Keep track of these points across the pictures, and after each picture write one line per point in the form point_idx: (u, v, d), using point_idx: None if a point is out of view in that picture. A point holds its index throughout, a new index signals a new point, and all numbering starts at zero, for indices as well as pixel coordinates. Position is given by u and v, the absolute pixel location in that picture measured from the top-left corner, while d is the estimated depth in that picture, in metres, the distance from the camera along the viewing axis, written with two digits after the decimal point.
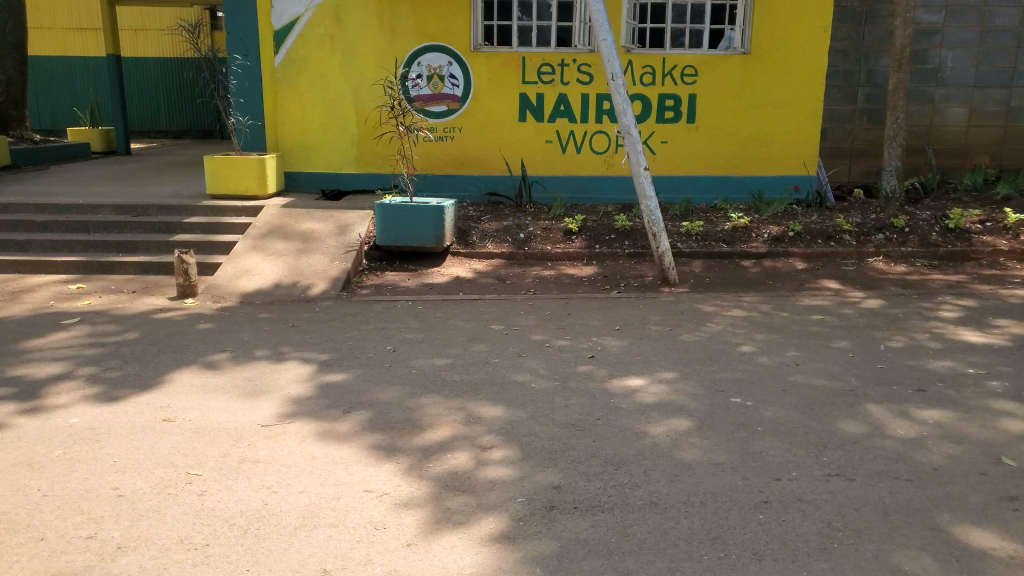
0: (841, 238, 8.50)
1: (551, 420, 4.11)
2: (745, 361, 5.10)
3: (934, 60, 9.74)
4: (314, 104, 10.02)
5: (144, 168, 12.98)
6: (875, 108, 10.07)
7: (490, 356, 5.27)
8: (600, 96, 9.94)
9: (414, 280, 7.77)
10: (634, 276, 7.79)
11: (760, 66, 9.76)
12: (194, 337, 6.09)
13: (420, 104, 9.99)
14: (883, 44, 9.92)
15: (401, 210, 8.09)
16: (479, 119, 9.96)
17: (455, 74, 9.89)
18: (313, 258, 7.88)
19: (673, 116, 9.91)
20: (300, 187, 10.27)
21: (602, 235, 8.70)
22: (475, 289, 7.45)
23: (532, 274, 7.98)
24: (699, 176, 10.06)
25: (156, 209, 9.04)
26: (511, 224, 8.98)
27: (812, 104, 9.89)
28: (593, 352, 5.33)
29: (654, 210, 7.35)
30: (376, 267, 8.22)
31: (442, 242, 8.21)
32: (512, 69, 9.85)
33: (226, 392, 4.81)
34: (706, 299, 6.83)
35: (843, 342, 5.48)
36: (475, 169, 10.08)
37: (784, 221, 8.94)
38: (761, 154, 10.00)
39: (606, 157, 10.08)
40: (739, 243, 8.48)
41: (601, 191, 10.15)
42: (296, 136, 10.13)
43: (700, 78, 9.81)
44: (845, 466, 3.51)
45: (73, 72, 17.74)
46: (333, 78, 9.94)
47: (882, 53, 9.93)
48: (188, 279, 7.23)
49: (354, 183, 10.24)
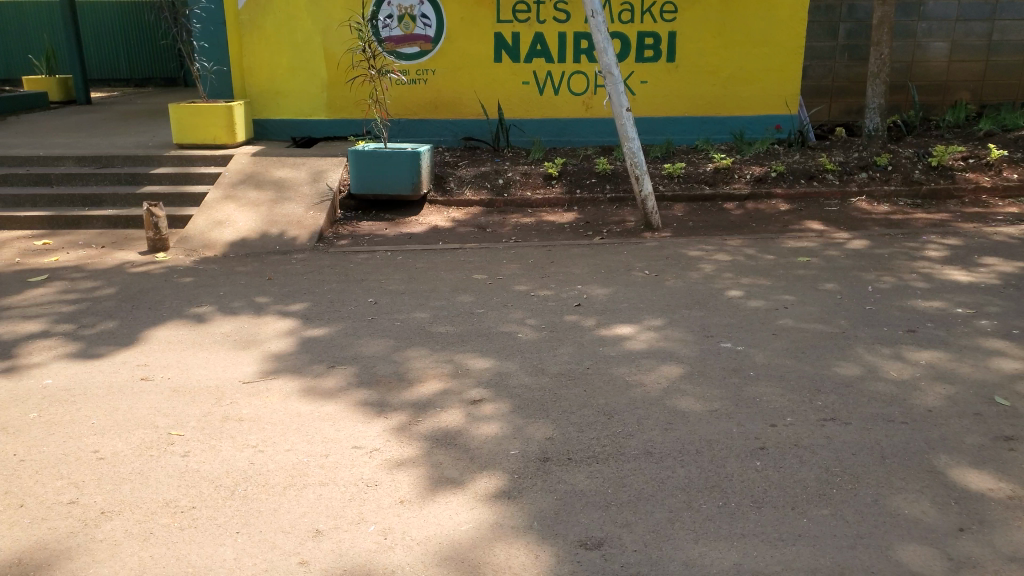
0: (823, 178, 8.41)
1: (540, 370, 4.04)
2: (734, 306, 5.05)
3: None
4: (281, 47, 9.61)
5: (106, 118, 12.47)
6: (857, 43, 9.90)
7: (475, 307, 5.17)
8: (577, 34, 9.65)
9: (392, 230, 7.60)
10: (615, 221, 7.68)
11: (741, 2, 9.52)
12: (167, 290, 5.87)
13: (391, 46, 9.62)
14: None
15: (377, 157, 7.86)
16: (454, 61, 9.63)
17: (427, 14, 9.52)
18: (287, 208, 7.62)
19: (652, 55, 9.65)
20: (270, 135, 9.91)
21: (582, 179, 8.54)
22: (453, 239, 7.25)
23: (511, 222, 7.81)
24: (680, 117, 9.84)
25: (121, 159, 8.66)
26: (489, 169, 8.78)
27: (795, 41, 9.66)
28: (579, 300, 5.25)
29: (637, 152, 7.19)
30: (352, 217, 7.99)
31: (419, 190, 7.99)
32: (486, 7, 9.49)
33: (205, 347, 4.64)
34: (690, 243, 6.75)
35: (830, 285, 5.45)
36: (450, 114, 9.79)
37: (767, 161, 8.81)
38: (742, 93, 9.80)
39: (585, 98, 9.82)
40: (721, 185, 8.37)
41: (580, 134, 9.90)
42: (263, 82, 9.74)
43: (679, 15, 9.55)
44: (839, 411, 3.49)
45: (25, 18, 16.85)
46: (299, 19, 9.51)
47: None
48: (159, 232, 6.88)
49: (326, 130, 9.89)
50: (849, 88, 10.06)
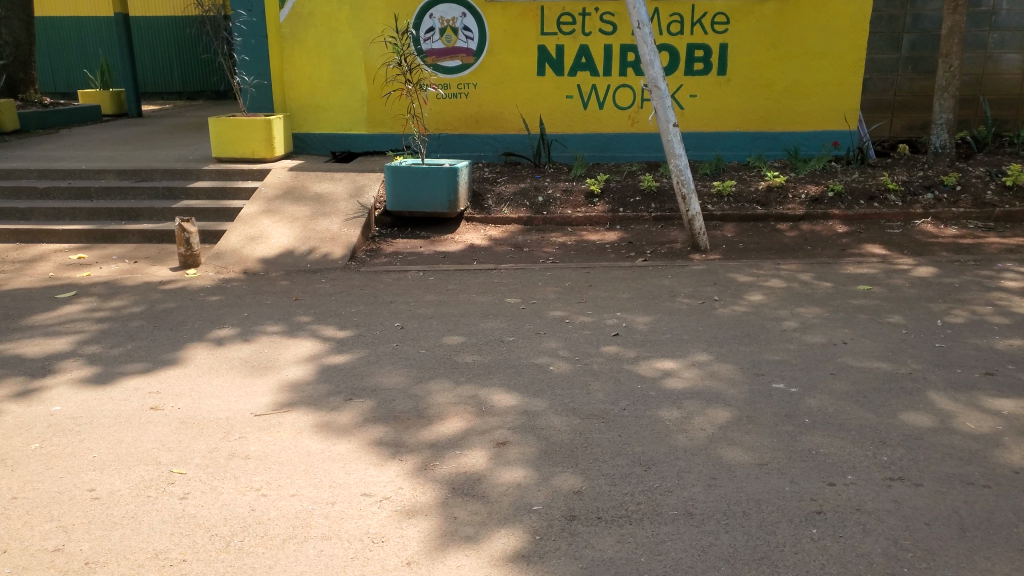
0: (885, 199, 7.90)
1: (572, 410, 3.71)
2: (787, 341, 4.62)
3: (988, 2, 8.97)
4: (322, 60, 9.51)
5: (152, 131, 12.58)
6: (922, 55, 9.27)
7: (505, 335, 4.85)
8: (623, 47, 9.31)
9: (428, 248, 7.35)
10: (661, 242, 7.29)
11: (797, 12, 9.07)
12: (190, 306, 5.59)
13: (432, 59, 9.43)
14: None
15: (413, 173, 7.64)
16: (495, 74, 9.39)
17: (469, 27, 9.31)
18: (322, 224, 7.37)
19: (702, 68, 9.27)
20: (311, 149, 9.80)
21: (626, 197, 8.19)
22: (488, 259, 6.96)
23: (551, 241, 7.49)
24: (731, 132, 9.41)
25: (161, 174, 8.63)
26: (529, 186, 8.49)
27: (854, 53, 9.17)
28: (618, 329, 4.89)
29: (684, 170, 6.80)
30: (388, 234, 7.78)
31: (456, 208, 7.76)
32: (530, 20, 9.24)
33: (220, 373, 4.39)
34: (740, 268, 6.32)
35: (895, 318, 5.00)
36: (491, 128, 9.55)
37: (823, 180, 8.32)
38: (797, 107, 9.34)
39: (630, 113, 9.47)
40: (774, 205, 7.91)
41: (624, 150, 9.55)
42: (304, 95, 9.65)
43: (731, 27, 9.14)
44: (909, 469, 3.07)
45: (85, 32, 17.28)
46: (340, 32, 9.40)
47: None
48: (190, 249, 6.74)
49: (366, 144, 9.75)
50: (913, 103, 9.46)
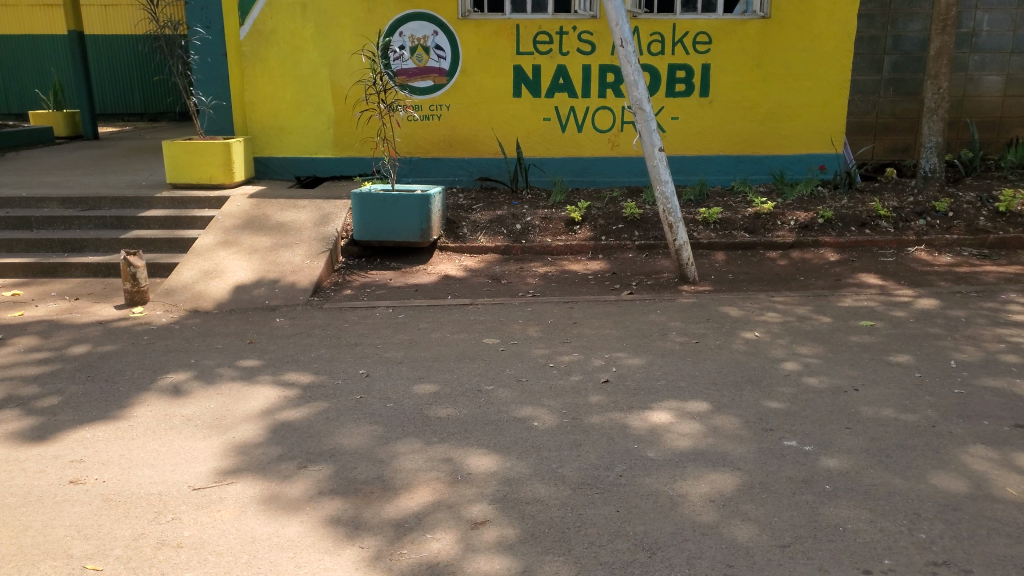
0: (877, 225, 7.61)
1: (559, 479, 3.25)
2: (792, 387, 4.21)
3: (969, 23, 8.79)
4: (286, 80, 9.06)
5: (109, 155, 12.00)
6: (903, 77, 9.15)
7: (484, 383, 4.37)
8: (602, 67, 8.98)
9: (398, 280, 6.88)
10: (647, 273, 6.89)
11: (780, 32, 8.81)
12: (130, 350, 5.06)
13: (403, 79, 9.01)
14: (912, 6, 8.96)
15: (382, 201, 7.19)
16: (469, 95, 9.01)
17: (441, 45, 8.92)
18: (284, 256, 6.86)
19: (684, 89, 8.96)
20: (274, 174, 9.32)
21: (609, 225, 7.80)
22: (463, 292, 6.50)
23: (530, 272, 7.05)
24: (714, 155, 9.11)
25: (110, 202, 8.10)
26: (506, 213, 8.07)
27: (839, 73, 8.94)
28: (607, 374, 4.44)
29: (670, 197, 6.44)
30: (355, 265, 7.30)
31: (428, 237, 7.31)
32: (505, 38, 8.88)
33: (149, 433, 3.84)
34: (731, 301, 5.94)
35: (903, 357, 4.62)
36: (466, 151, 9.14)
37: (812, 206, 8.02)
38: (782, 130, 9.07)
39: (611, 136, 9.13)
40: (763, 233, 7.57)
41: (605, 174, 9.20)
42: (267, 118, 9.17)
43: (712, 47, 8.86)
44: (954, 551, 2.65)
45: (45, 53, 16.65)
46: (304, 50, 8.96)
47: (911, 17, 8.99)
48: (137, 284, 6.19)
49: (333, 169, 9.29)
50: (894, 124, 9.28)
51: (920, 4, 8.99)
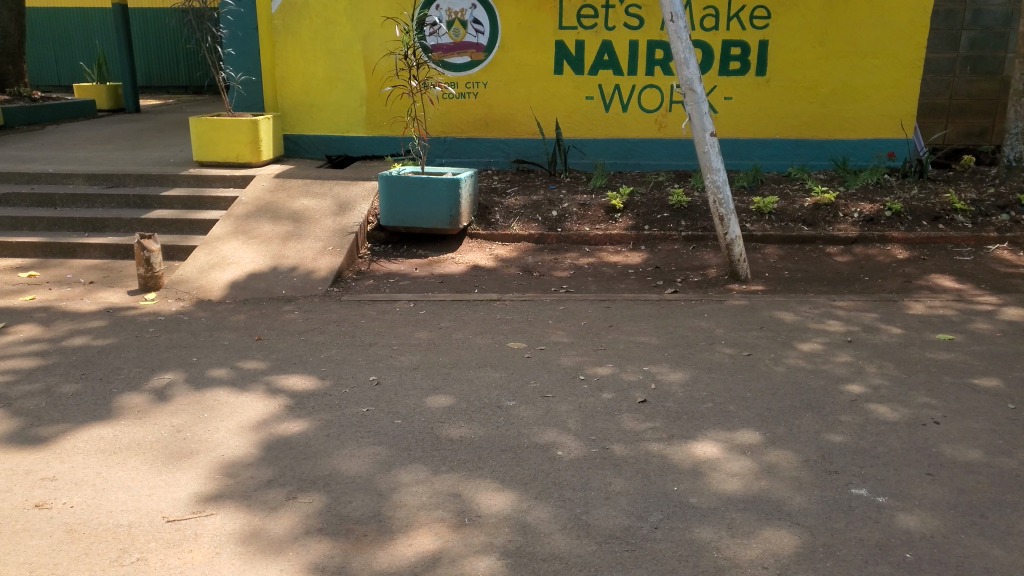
0: (952, 220, 6.89)
1: (585, 530, 2.76)
2: (859, 416, 3.62)
3: None
4: (315, 55, 8.61)
5: (144, 129, 11.77)
6: (983, 54, 8.30)
7: (503, 398, 3.88)
8: (651, 43, 8.32)
9: (424, 270, 6.39)
10: (693, 269, 6.30)
11: (849, 5, 8.03)
12: (131, 344, 4.68)
13: (439, 55, 8.49)
14: None
15: (410, 184, 6.73)
16: (508, 72, 8.45)
17: (479, 19, 8.36)
18: (302, 245, 6.60)
19: (739, 68, 8.25)
20: (303, 152, 8.91)
21: (652, 213, 7.21)
22: (491, 286, 6.00)
23: (564, 264, 6.52)
24: (770, 139, 8.39)
25: (134, 179, 7.76)
26: (542, 198, 7.54)
27: (913, 52, 8.11)
28: (645, 393, 3.91)
29: (723, 187, 5.83)
30: (380, 252, 6.88)
31: (457, 224, 6.83)
32: (547, 12, 8.28)
33: (131, 449, 3.35)
34: (787, 305, 5.33)
35: (991, 382, 4.00)
36: (503, 132, 8.60)
37: (878, 196, 7.30)
38: (847, 112, 8.31)
39: (658, 116, 8.49)
40: (823, 225, 6.90)
41: (650, 157, 8.58)
42: (297, 93, 8.74)
43: (772, 22, 8.12)
44: None
45: (89, 23, 16.52)
46: (335, 23, 8.49)
47: None
48: (151, 269, 5.87)
49: (363, 148, 8.84)
50: (970, 107, 8.44)
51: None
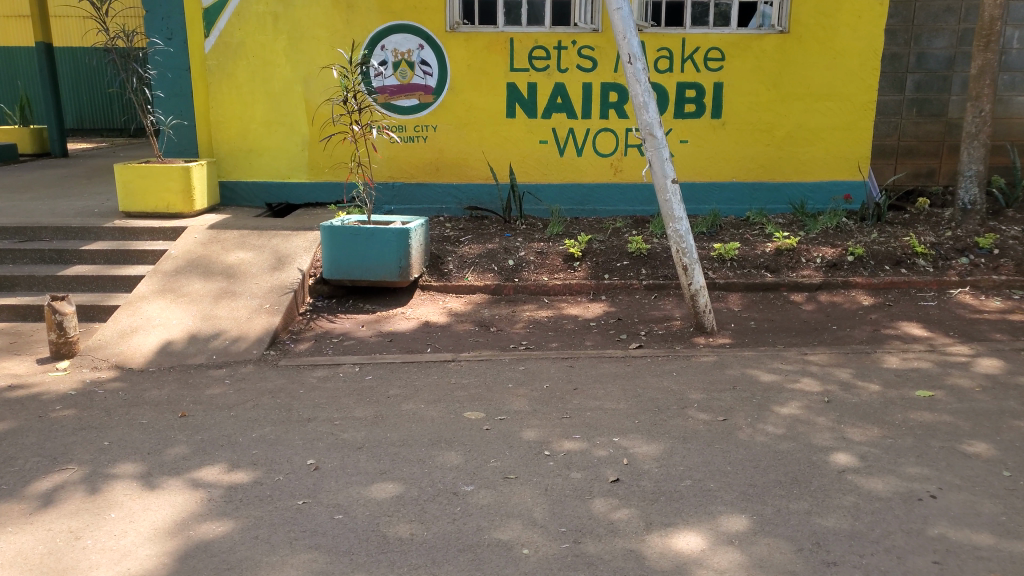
0: (914, 264, 6.77)
1: None
2: (851, 494, 3.29)
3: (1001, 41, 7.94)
4: (254, 97, 8.21)
5: (74, 175, 11.13)
6: (928, 97, 8.21)
7: (459, 482, 3.46)
8: (605, 85, 8.13)
9: (369, 328, 5.98)
10: (657, 321, 6.01)
11: (801, 48, 8.00)
12: (32, 427, 4.12)
13: (384, 97, 8.16)
14: (937, 22, 8.04)
15: (354, 236, 6.32)
16: (458, 115, 8.17)
17: (428, 61, 8.07)
18: (236, 302, 6.18)
19: (694, 110, 8.14)
20: (241, 200, 8.47)
21: (611, 261, 6.93)
22: (444, 344, 5.59)
23: (521, 317, 6.17)
24: (727, 182, 8.30)
25: (52, 233, 7.17)
26: (496, 246, 7.18)
27: (865, 94, 8.14)
28: (617, 471, 3.54)
29: (686, 236, 5.57)
30: (323, 308, 6.46)
31: (407, 276, 6.42)
32: (498, 54, 8.04)
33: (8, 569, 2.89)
34: (758, 362, 5.05)
35: (983, 446, 3.73)
36: (455, 176, 8.31)
37: (840, 240, 7.17)
38: (802, 155, 8.26)
39: (613, 160, 8.29)
40: (786, 272, 6.73)
41: (606, 202, 8.35)
42: (234, 137, 8.33)
43: (726, 64, 8.03)
44: None
45: (21, 66, 15.82)
46: (274, 65, 8.12)
47: (936, 33, 8.05)
48: (64, 335, 5.30)
49: (306, 195, 8.41)
50: (918, 148, 8.35)
51: (946, 19, 8.05)
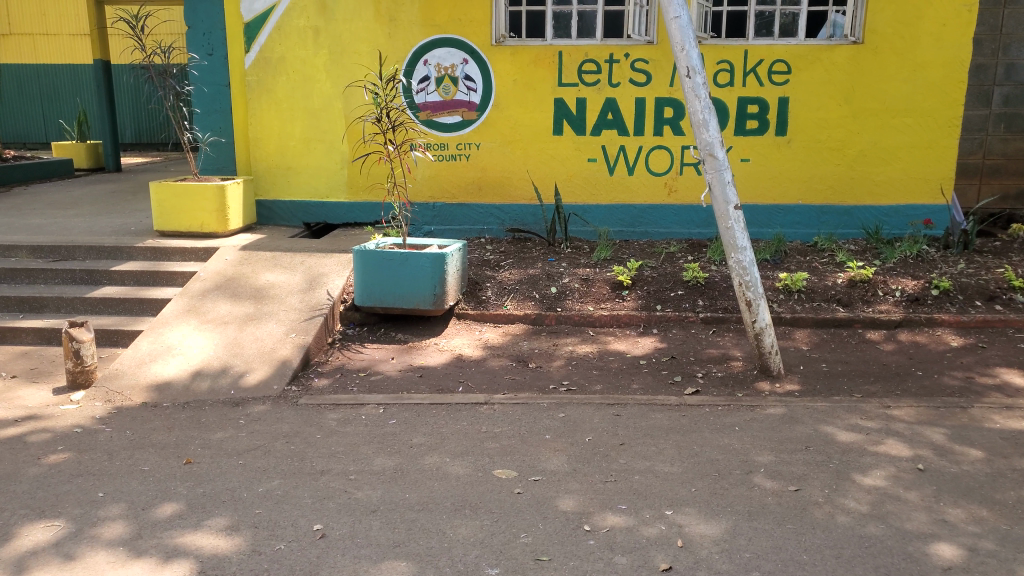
0: (1010, 300, 6.06)
1: None
2: None
3: None
4: (292, 114, 7.92)
5: (118, 190, 11.07)
6: (1014, 112, 8.04)
7: (483, 564, 2.98)
8: (659, 101, 7.58)
9: (399, 360, 5.53)
10: (714, 360, 5.43)
11: (877, 60, 7.32)
12: (24, 471, 3.74)
13: (427, 113, 7.77)
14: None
15: (389, 261, 5.90)
16: (502, 133, 7.73)
17: (471, 76, 7.66)
18: (262, 329, 5.76)
19: (756, 127, 7.53)
20: (278, 219, 8.18)
21: (664, 290, 6.36)
22: (479, 382, 5.11)
23: (562, 352, 5.64)
24: (792, 205, 7.65)
25: (84, 251, 6.95)
26: (539, 272, 6.68)
27: (948, 109, 7.39)
28: (671, 559, 3.02)
29: (750, 268, 4.98)
30: (354, 336, 6.04)
31: (443, 304, 5.96)
32: (545, 68, 7.57)
33: None
34: (831, 416, 4.42)
35: None
36: (498, 196, 7.87)
37: (921, 271, 6.47)
38: (877, 175, 7.55)
39: (668, 180, 7.73)
40: (861, 306, 6.07)
41: (660, 224, 7.79)
42: (272, 156, 8.05)
43: (793, 77, 7.41)
44: None
45: (75, 80, 16.06)
46: (314, 80, 7.83)
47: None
48: (81, 363, 4.97)
49: (343, 215, 8.09)
50: (1004, 166, 8.15)
51: None
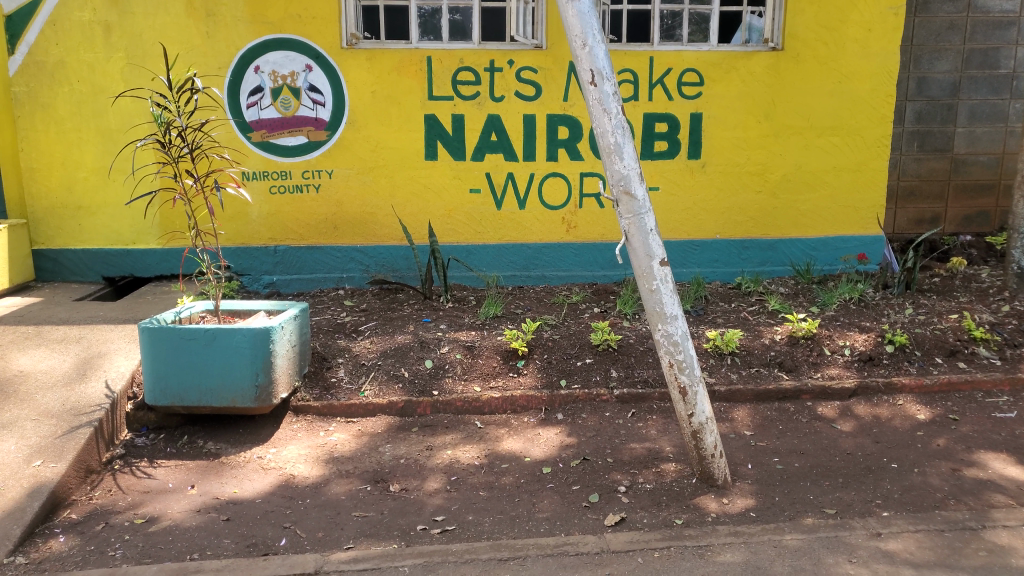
0: (974, 354, 5.05)
1: None
2: None
3: (1008, 63, 7.19)
4: (81, 137, 6.07)
5: None
6: (929, 129, 7.27)
7: None
8: (551, 118, 6.25)
9: (195, 494, 3.84)
10: (640, 464, 4.05)
11: (798, 69, 6.29)
12: None
13: (261, 134, 6.12)
14: (939, 40, 7.10)
15: (190, 343, 4.22)
16: (361, 157, 6.19)
17: (317, 87, 6.08)
18: None
19: (665, 148, 6.36)
20: (68, 274, 6.27)
21: (567, 359, 4.95)
22: (311, 527, 3.52)
23: (437, 463, 4.08)
24: (710, 241, 6.51)
25: None
26: (408, 339, 5.12)
27: (877, 126, 6.45)
28: None
29: (684, 343, 3.64)
30: (145, 450, 4.26)
31: (269, 399, 4.31)
32: (411, 78, 6.10)
33: None
34: (812, 563, 3.10)
35: None
36: (358, 238, 6.32)
37: (867, 321, 5.42)
38: (802, 204, 6.53)
39: (566, 214, 6.41)
40: (808, 371, 4.92)
41: (558, 267, 6.45)
42: (56, 190, 6.15)
43: (706, 90, 6.28)
44: None
45: None
46: (108, 93, 6.01)
47: (939, 54, 7.13)
48: None
49: (154, 267, 6.25)
50: (920, 190, 7.38)
51: (950, 39, 7.13)
